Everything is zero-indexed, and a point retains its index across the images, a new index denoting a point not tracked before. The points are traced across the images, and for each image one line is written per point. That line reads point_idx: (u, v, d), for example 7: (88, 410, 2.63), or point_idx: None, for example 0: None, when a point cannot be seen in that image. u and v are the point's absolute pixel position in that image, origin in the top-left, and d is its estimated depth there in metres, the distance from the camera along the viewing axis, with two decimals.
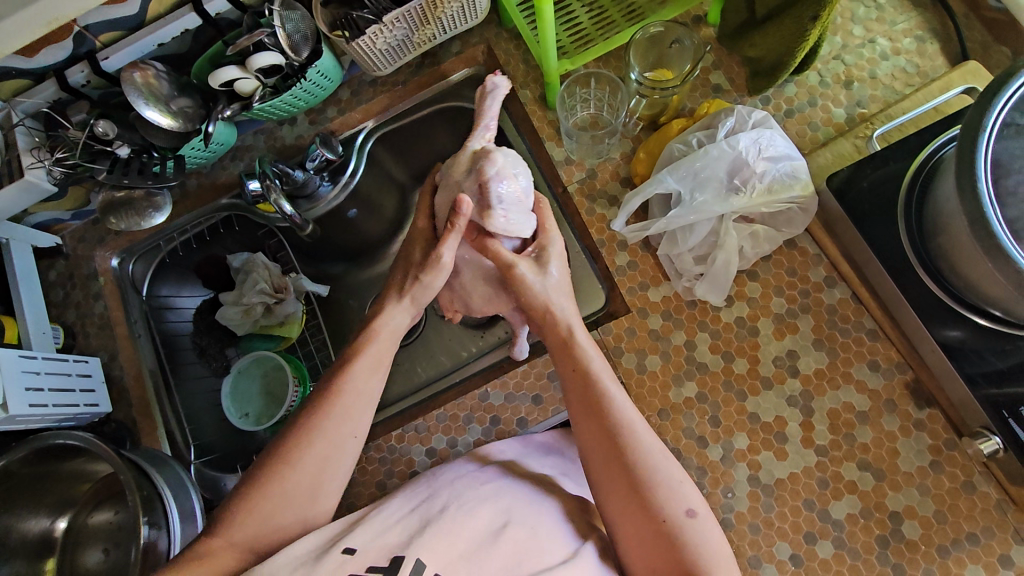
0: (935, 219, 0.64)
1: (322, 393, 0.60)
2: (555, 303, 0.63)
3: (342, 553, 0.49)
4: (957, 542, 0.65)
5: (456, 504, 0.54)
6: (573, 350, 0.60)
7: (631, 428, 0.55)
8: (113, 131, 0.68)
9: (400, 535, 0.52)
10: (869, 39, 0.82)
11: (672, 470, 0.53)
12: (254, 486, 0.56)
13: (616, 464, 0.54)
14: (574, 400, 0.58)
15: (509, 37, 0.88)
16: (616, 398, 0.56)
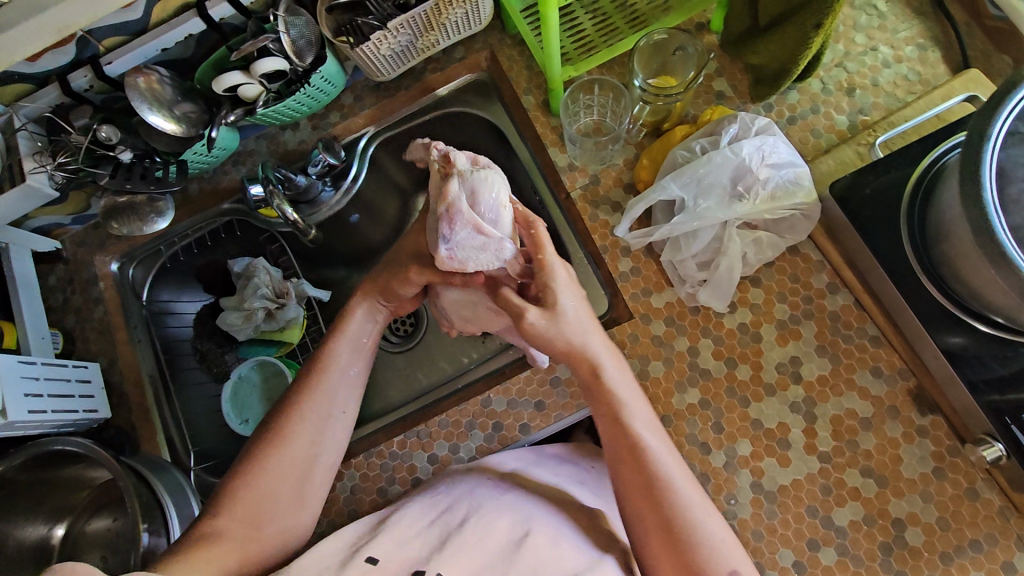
0: (937, 226, 0.65)
1: (308, 374, 0.65)
2: (577, 342, 0.59)
3: (365, 562, 0.51)
4: (961, 549, 0.65)
5: (476, 515, 0.56)
6: (609, 396, 0.58)
7: (671, 481, 0.54)
8: (117, 136, 0.67)
9: (420, 551, 0.53)
10: (872, 46, 0.83)
11: (714, 529, 0.53)
12: (251, 461, 0.60)
13: (657, 520, 0.53)
14: (608, 452, 0.57)
15: (512, 43, 0.88)
16: (656, 450, 0.56)
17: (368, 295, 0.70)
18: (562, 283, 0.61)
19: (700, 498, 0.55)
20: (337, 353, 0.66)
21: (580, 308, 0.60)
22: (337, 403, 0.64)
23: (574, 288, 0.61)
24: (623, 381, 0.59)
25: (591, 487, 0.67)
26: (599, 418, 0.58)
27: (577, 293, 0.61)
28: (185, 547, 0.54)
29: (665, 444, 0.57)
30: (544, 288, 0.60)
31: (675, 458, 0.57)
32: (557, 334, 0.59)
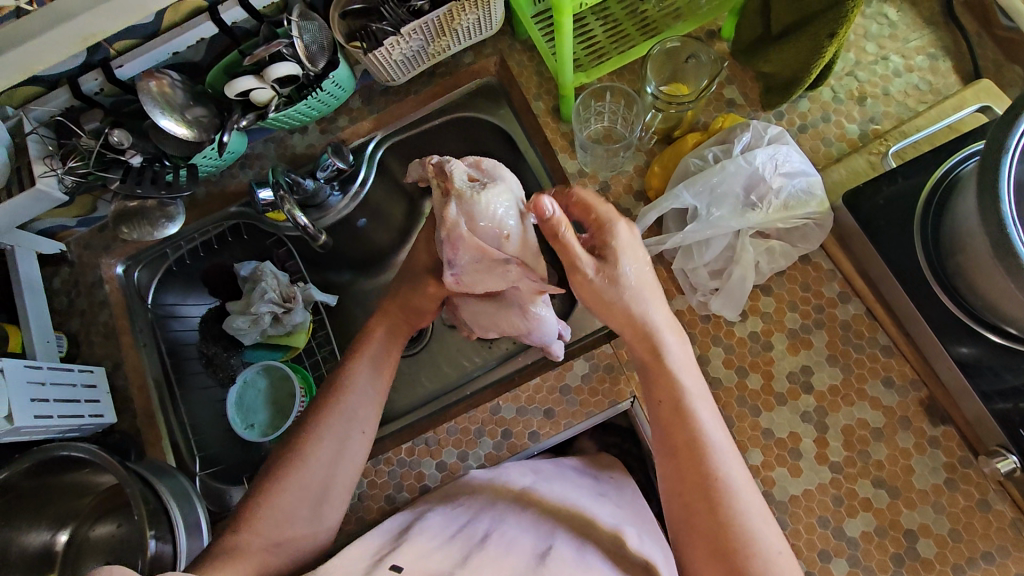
0: (953, 237, 0.65)
1: (327, 393, 0.65)
2: (639, 305, 0.60)
3: (389, 570, 0.50)
4: (973, 562, 0.64)
5: (498, 533, 0.57)
6: (670, 383, 0.59)
7: (730, 480, 0.53)
8: (128, 141, 0.67)
9: (443, 563, 0.52)
10: (883, 56, 0.83)
11: (771, 539, 0.51)
12: (270, 480, 0.59)
13: (713, 523, 0.52)
14: (660, 412, 0.58)
15: (523, 49, 0.88)
16: (717, 445, 0.55)
17: (384, 317, 0.72)
18: (624, 248, 0.61)
19: (758, 505, 0.53)
20: (361, 371, 0.67)
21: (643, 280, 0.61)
22: (361, 416, 0.65)
23: (642, 257, 0.62)
24: (686, 370, 0.60)
25: (609, 503, 0.66)
26: (658, 404, 0.59)
27: (642, 262, 0.61)
28: (207, 559, 0.54)
29: (726, 439, 0.56)
30: (602, 254, 0.61)
31: (735, 455, 0.56)
32: (622, 302, 0.60)
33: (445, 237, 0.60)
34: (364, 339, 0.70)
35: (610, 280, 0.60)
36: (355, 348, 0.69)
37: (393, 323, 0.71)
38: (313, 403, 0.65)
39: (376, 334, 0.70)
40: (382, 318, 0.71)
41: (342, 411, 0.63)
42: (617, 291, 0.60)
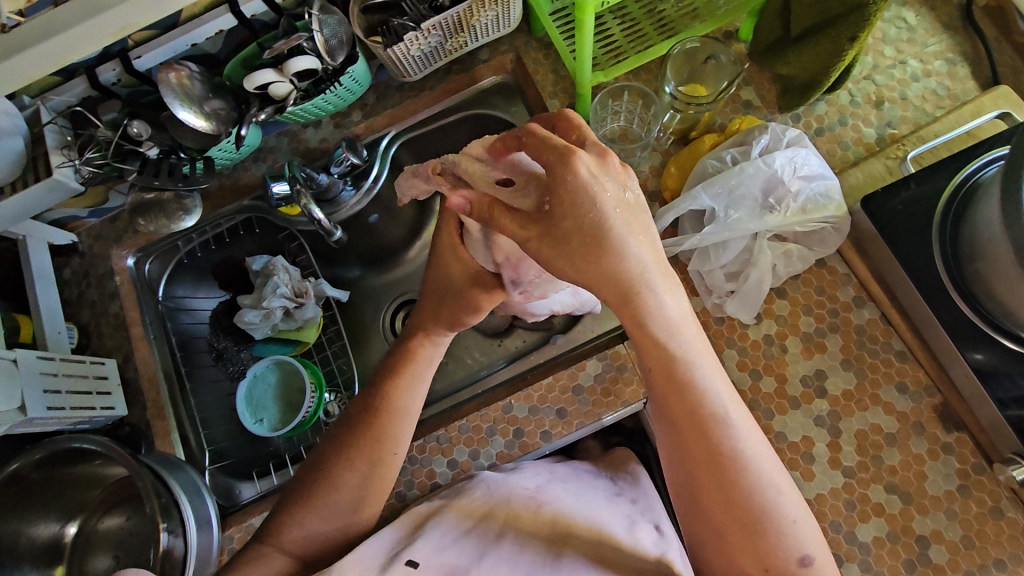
0: (973, 244, 0.65)
1: (366, 413, 0.64)
2: (620, 263, 0.49)
3: (406, 565, 0.55)
4: (985, 568, 0.64)
5: (512, 533, 0.60)
6: (664, 349, 0.52)
7: (740, 453, 0.51)
8: (147, 132, 0.67)
9: (458, 561, 0.57)
10: (900, 60, 0.82)
11: (786, 509, 0.50)
12: (302, 501, 0.61)
13: (724, 501, 0.51)
14: (655, 378, 0.53)
15: (539, 46, 0.87)
16: (722, 413, 0.52)
17: (421, 324, 0.69)
18: (594, 185, 0.46)
19: (773, 470, 0.52)
20: (403, 389, 0.65)
21: (622, 222, 0.48)
22: (393, 438, 0.63)
23: (619, 190, 0.48)
24: (683, 328, 0.52)
25: (625, 504, 0.66)
26: (652, 372, 0.53)
27: (620, 196, 0.48)
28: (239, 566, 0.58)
29: (732, 403, 0.53)
30: (559, 204, 0.47)
31: (742, 419, 0.53)
32: (593, 250, 0.48)
33: (506, 261, 0.63)
34: (405, 351, 0.68)
35: (573, 227, 0.47)
36: (395, 360, 0.68)
37: (428, 327, 0.68)
38: (351, 420, 0.65)
39: (419, 346, 0.68)
40: (418, 324, 0.69)
41: (375, 433, 0.63)
42: (586, 238, 0.47)
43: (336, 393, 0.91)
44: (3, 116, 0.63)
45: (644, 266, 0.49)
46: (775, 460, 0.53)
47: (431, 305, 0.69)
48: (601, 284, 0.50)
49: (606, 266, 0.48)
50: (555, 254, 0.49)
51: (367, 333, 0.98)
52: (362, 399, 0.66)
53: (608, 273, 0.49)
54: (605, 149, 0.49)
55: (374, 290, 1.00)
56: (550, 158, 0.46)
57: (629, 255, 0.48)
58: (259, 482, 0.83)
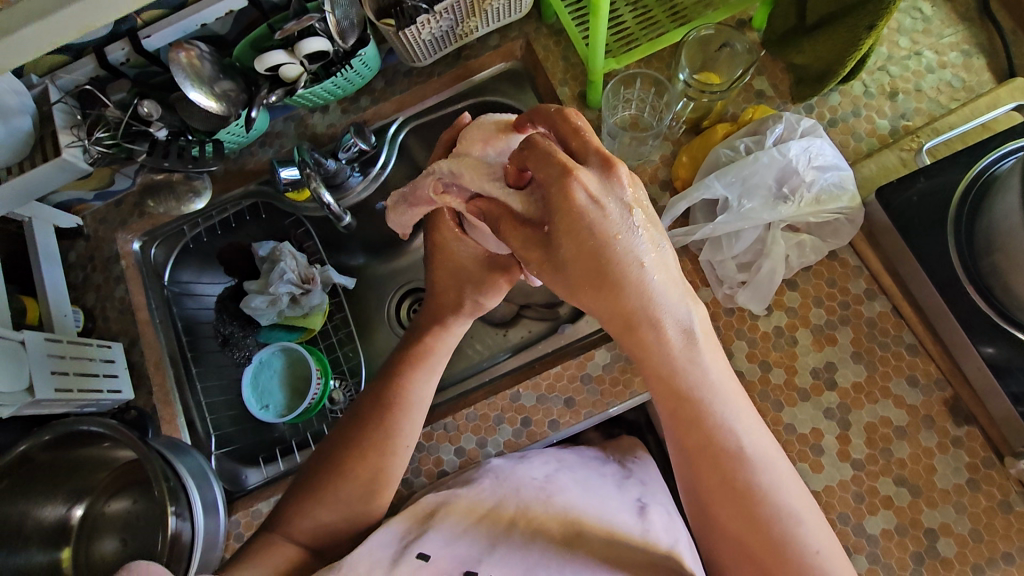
0: (990, 237, 0.65)
1: (377, 403, 0.63)
2: (626, 292, 0.47)
3: (417, 558, 0.54)
4: (993, 562, 0.64)
5: (523, 525, 0.59)
6: (674, 377, 0.50)
7: (759, 482, 0.49)
8: (156, 112, 0.66)
9: (469, 552, 0.57)
10: (915, 51, 0.81)
11: (809, 539, 0.49)
12: (310, 493, 0.60)
13: (741, 531, 0.50)
14: (667, 404, 0.51)
15: (549, 33, 0.86)
16: (738, 443, 0.50)
17: (436, 313, 0.68)
18: (593, 208, 0.45)
19: (795, 499, 0.50)
20: (416, 384, 0.64)
21: (627, 249, 0.46)
22: (400, 438, 0.62)
23: (623, 210, 0.45)
24: (696, 354, 0.50)
25: (634, 487, 0.66)
26: (664, 400, 0.51)
27: (625, 214, 0.45)
28: (247, 555, 0.57)
29: (749, 430, 0.51)
30: (558, 226, 0.45)
31: (761, 445, 0.51)
32: (599, 279, 0.46)
33: None
34: (418, 348, 0.66)
35: (573, 253, 0.46)
36: (405, 356, 0.66)
37: (442, 318, 0.67)
38: (363, 409, 0.64)
39: (434, 341, 0.67)
40: (432, 313, 0.68)
41: (383, 435, 0.62)
42: (592, 263, 0.46)
43: (341, 379, 0.91)
44: (10, 95, 0.63)
45: (653, 292, 0.47)
46: (798, 486, 0.51)
47: (445, 292, 0.67)
48: (608, 312, 0.48)
49: (613, 294, 0.47)
50: (560, 277, 0.48)
51: (371, 322, 0.98)
52: (372, 390, 0.65)
53: (614, 301, 0.47)
54: (609, 158, 0.46)
55: (378, 278, 1.00)
56: (546, 176, 0.46)
57: (636, 278, 0.46)
58: (266, 468, 0.83)
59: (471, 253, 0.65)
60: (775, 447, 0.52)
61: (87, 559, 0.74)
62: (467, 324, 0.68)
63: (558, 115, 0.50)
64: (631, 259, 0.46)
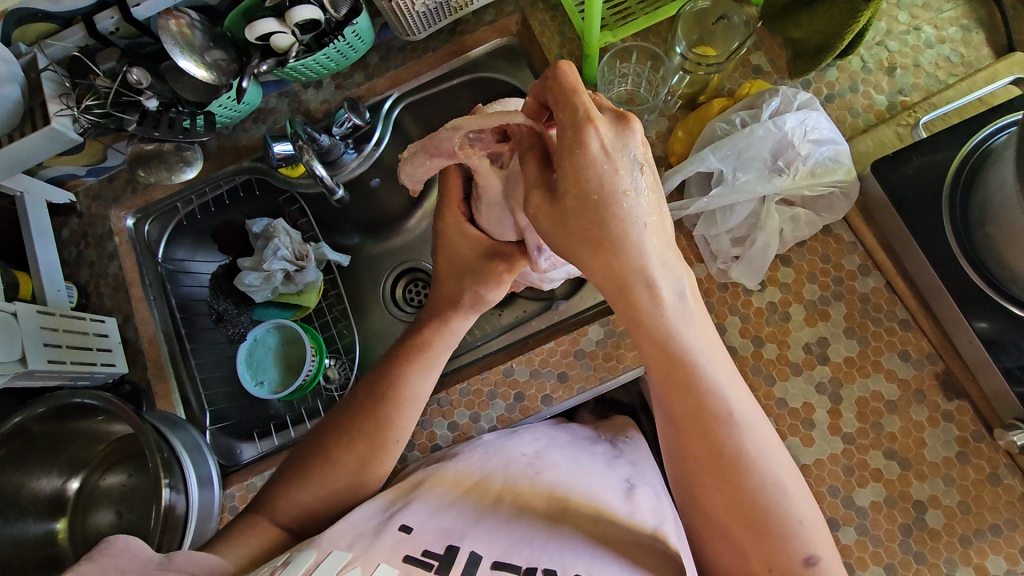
0: (985, 207, 0.66)
1: (372, 383, 0.62)
2: (621, 252, 0.46)
3: (399, 531, 0.48)
4: (980, 533, 0.65)
5: (511, 501, 0.56)
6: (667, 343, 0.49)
7: (745, 450, 0.49)
8: (146, 80, 0.66)
9: (453, 525, 0.51)
10: (914, 26, 0.81)
11: (794, 509, 0.48)
12: (296, 474, 0.59)
13: (726, 500, 0.48)
14: (660, 374, 0.51)
15: (545, 7, 0.84)
16: (728, 411, 0.49)
17: (438, 305, 0.66)
18: (605, 161, 0.44)
19: (782, 471, 0.49)
20: (412, 379, 0.61)
21: (631, 203, 0.45)
22: (392, 431, 0.60)
23: (634, 165, 0.45)
24: (687, 320, 0.49)
25: (624, 467, 0.66)
26: (653, 365, 0.51)
27: (634, 171, 0.45)
28: (233, 531, 0.56)
29: (740, 400, 0.50)
30: (563, 172, 0.45)
31: (750, 416, 0.50)
32: (597, 237, 0.46)
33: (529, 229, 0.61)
34: (417, 340, 0.63)
35: (576, 205, 0.46)
36: (406, 345, 0.63)
37: (443, 314, 0.65)
38: (359, 391, 0.62)
39: (434, 334, 0.64)
40: (432, 309, 0.66)
41: (375, 424, 0.59)
42: (590, 218, 0.46)
43: (336, 357, 0.91)
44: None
45: (646, 254, 0.46)
46: (787, 460, 0.50)
47: (446, 283, 0.66)
48: (600, 270, 0.48)
49: (606, 251, 0.46)
50: (557, 226, 0.48)
51: (366, 303, 0.98)
52: (371, 375, 0.63)
53: (610, 262, 0.47)
54: (624, 114, 0.46)
55: (372, 259, 1.00)
56: (563, 121, 0.45)
57: (632, 239, 0.46)
58: (260, 443, 0.84)
59: (470, 241, 0.65)
60: (764, 419, 0.51)
61: (83, 531, 0.75)
62: (470, 318, 0.65)
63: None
64: (631, 216, 0.46)
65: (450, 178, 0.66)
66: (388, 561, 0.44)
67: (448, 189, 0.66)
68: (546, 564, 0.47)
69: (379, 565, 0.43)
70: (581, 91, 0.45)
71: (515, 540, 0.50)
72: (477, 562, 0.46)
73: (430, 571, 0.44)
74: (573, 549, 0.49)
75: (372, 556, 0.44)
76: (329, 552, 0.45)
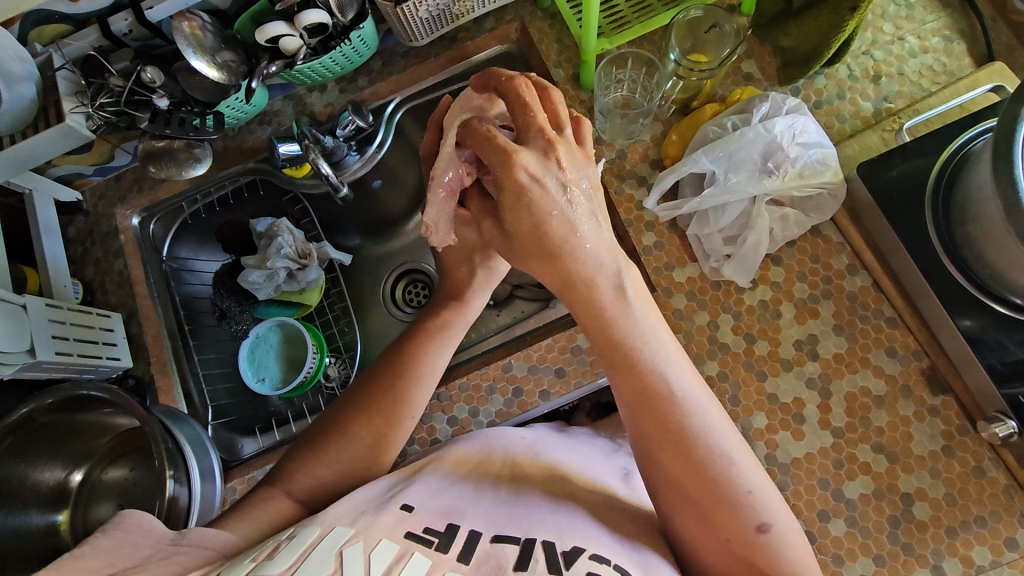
0: (964, 208, 0.68)
1: (389, 357, 0.63)
2: (574, 244, 0.48)
3: (401, 510, 0.49)
4: (966, 524, 0.67)
5: (511, 481, 0.57)
6: (613, 327, 0.51)
7: (692, 425, 0.50)
8: (159, 79, 0.69)
9: (453, 504, 0.51)
10: (899, 36, 0.84)
11: (743, 479, 0.49)
12: (292, 458, 0.60)
13: (679, 473, 0.49)
14: (609, 360, 0.52)
15: (544, 16, 0.87)
16: (682, 392, 0.51)
17: (452, 287, 0.65)
18: (533, 187, 0.47)
19: (728, 442, 0.50)
20: (429, 354, 0.62)
21: (564, 220, 0.48)
22: (410, 407, 0.61)
23: (561, 189, 0.48)
24: (631, 306, 0.51)
25: (622, 457, 0.68)
26: (603, 351, 0.52)
27: (562, 193, 0.48)
28: (243, 505, 0.56)
29: (686, 379, 0.52)
30: (507, 195, 0.47)
31: (693, 394, 0.51)
32: (552, 255, 0.49)
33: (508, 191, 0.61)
34: (435, 321, 0.64)
35: (526, 225, 0.48)
36: (422, 326, 0.64)
37: (458, 292, 0.65)
38: (373, 369, 0.63)
39: (452, 315, 0.64)
40: (445, 293, 0.66)
41: (391, 399, 0.60)
42: (533, 232, 0.48)
43: (336, 355, 0.93)
44: (16, 61, 0.66)
45: (588, 255, 0.49)
46: (734, 432, 0.52)
47: (456, 268, 0.64)
48: (547, 276, 0.50)
49: (551, 258, 0.49)
50: (507, 245, 0.51)
51: (368, 304, 1.00)
52: (383, 356, 0.64)
53: (560, 265, 0.49)
54: (549, 141, 0.48)
55: (372, 260, 1.02)
56: (491, 161, 0.47)
57: (575, 239, 0.48)
58: (260, 438, 0.84)
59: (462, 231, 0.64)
60: (710, 395, 0.53)
61: (84, 522, 0.76)
62: (483, 296, 0.66)
63: (510, 85, 0.49)
64: (567, 231, 0.48)
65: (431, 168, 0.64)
66: (389, 537, 0.45)
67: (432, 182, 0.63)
68: (544, 536, 0.48)
69: (380, 541, 0.44)
70: (494, 134, 0.47)
71: (511, 515, 0.51)
72: (477, 538, 0.47)
73: (429, 547, 0.45)
74: (571, 522, 0.50)
75: (374, 532, 0.45)
76: (331, 528, 0.46)
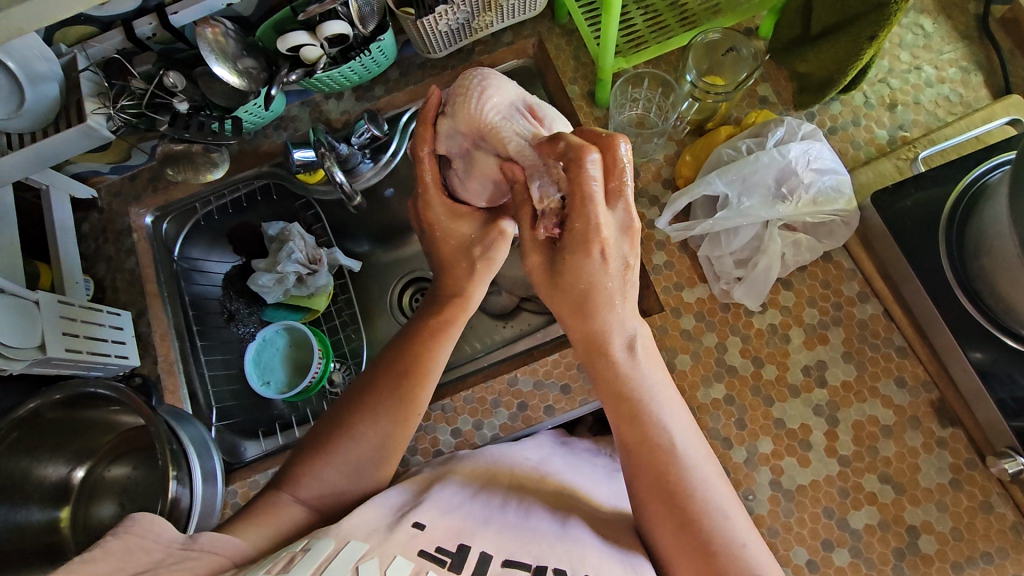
0: (978, 241, 0.68)
1: (395, 361, 0.62)
2: (613, 302, 0.54)
3: (412, 527, 0.48)
4: (972, 560, 0.66)
5: (517, 499, 0.56)
6: (619, 380, 0.55)
7: (689, 479, 0.51)
8: (181, 84, 0.70)
9: (465, 522, 0.51)
10: (915, 65, 0.84)
11: (738, 535, 0.49)
12: (301, 461, 0.59)
13: (672, 525, 0.50)
14: (613, 408, 0.55)
15: (561, 33, 0.88)
16: (679, 447, 0.53)
17: (451, 284, 0.64)
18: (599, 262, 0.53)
19: (723, 498, 0.51)
20: (432, 355, 0.62)
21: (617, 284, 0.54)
22: (416, 407, 0.61)
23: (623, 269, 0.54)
24: (642, 368, 0.56)
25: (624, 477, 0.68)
26: (608, 400, 0.56)
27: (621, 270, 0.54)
28: (248, 512, 0.56)
29: (686, 436, 0.54)
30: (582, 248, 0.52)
31: (693, 449, 0.53)
32: (587, 308, 0.55)
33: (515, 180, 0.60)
34: (437, 318, 0.63)
35: (577, 283, 0.54)
36: (423, 324, 0.63)
37: (462, 287, 0.63)
38: (378, 371, 0.62)
39: (455, 312, 0.63)
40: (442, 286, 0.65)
41: (394, 399, 0.60)
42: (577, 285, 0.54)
43: (342, 361, 0.93)
44: (42, 61, 0.67)
45: (616, 313, 0.55)
46: (729, 491, 0.53)
47: (456, 262, 0.63)
48: (576, 328, 0.56)
49: (582, 313, 0.55)
50: (549, 292, 0.57)
51: (375, 311, 1.00)
52: (387, 355, 0.63)
53: (588, 319, 0.55)
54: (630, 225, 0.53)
55: (380, 268, 1.03)
56: (576, 225, 0.52)
57: (610, 300, 0.54)
58: (264, 442, 0.85)
59: (452, 233, 0.63)
60: (708, 453, 0.54)
61: (84, 521, 0.76)
62: (482, 285, 0.63)
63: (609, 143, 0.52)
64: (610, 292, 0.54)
65: (421, 161, 0.61)
66: (404, 555, 0.45)
67: (423, 179, 0.62)
68: (556, 563, 0.47)
69: (395, 559, 0.44)
70: (592, 200, 0.50)
71: (525, 537, 0.50)
72: (487, 561, 0.46)
73: (442, 567, 0.45)
74: (583, 548, 0.49)
75: (388, 549, 0.45)
76: (345, 543, 0.45)
